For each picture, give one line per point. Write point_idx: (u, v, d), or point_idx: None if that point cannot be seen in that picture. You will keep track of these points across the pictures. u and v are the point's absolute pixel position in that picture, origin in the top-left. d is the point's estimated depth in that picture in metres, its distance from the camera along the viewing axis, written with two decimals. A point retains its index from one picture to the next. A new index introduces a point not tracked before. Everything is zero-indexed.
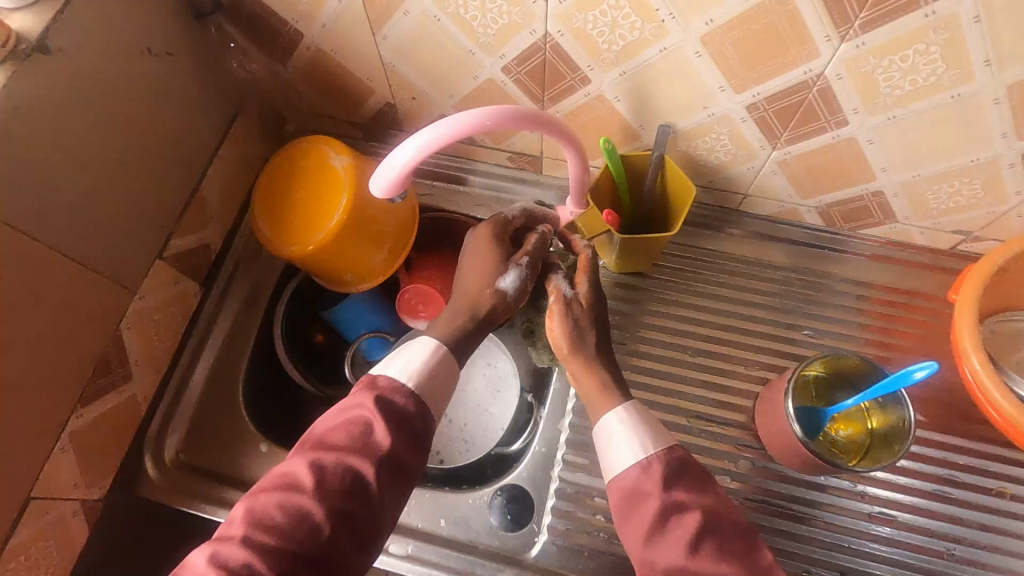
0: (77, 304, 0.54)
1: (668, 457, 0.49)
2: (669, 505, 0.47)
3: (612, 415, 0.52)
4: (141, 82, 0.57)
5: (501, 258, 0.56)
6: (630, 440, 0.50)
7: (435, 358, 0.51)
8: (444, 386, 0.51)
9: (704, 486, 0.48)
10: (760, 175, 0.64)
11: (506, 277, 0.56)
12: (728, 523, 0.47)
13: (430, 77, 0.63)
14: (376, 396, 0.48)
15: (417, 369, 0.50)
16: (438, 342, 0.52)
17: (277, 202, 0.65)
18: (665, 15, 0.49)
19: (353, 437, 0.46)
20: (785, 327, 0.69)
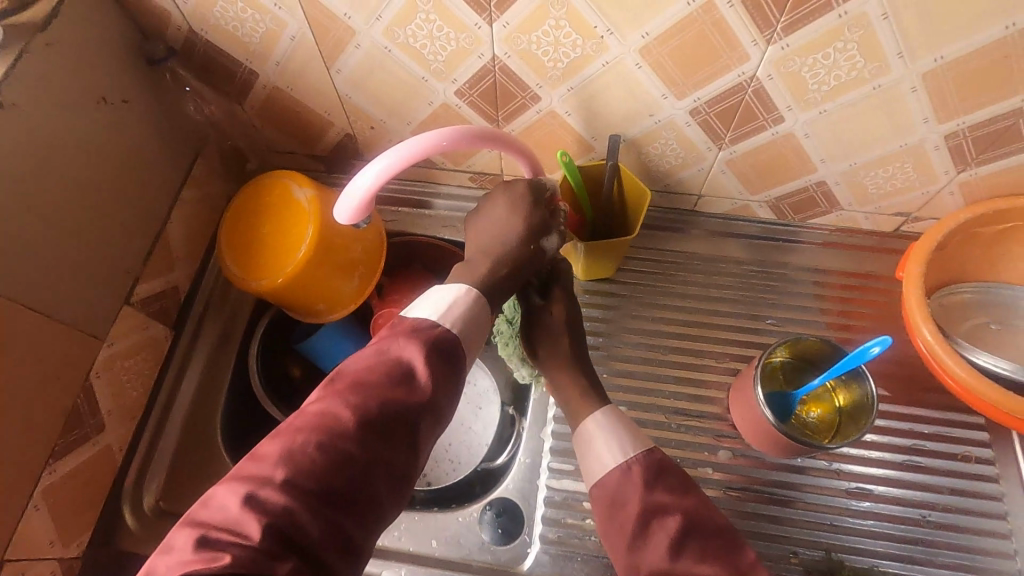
0: (43, 357, 0.53)
1: (647, 461, 0.52)
2: (651, 508, 0.49)
3: (590, 421, 0.56)
4: (97, 131, 0.57)
5: (548, 220, 0.57)
6: (608, 446, 0.53)
7: (474, 307, 0.49)
8: (480, 330, 0.49)
9: (685, 489, 0.51)
10: (710, 175, 0.67)
11: (548, 240, 0.57)
12: (710, 523, 0.49)
13: (387, 105, 0.65)
14: (421, 337, 0.45)
15: (458, 312, 0.48)
16: (474, 289, 0.50)
17: (242, 239, 0.65)
18: (603, 31, 0.52)
19: (394, 377, 0.43)
20: (750, 318, 0.71)
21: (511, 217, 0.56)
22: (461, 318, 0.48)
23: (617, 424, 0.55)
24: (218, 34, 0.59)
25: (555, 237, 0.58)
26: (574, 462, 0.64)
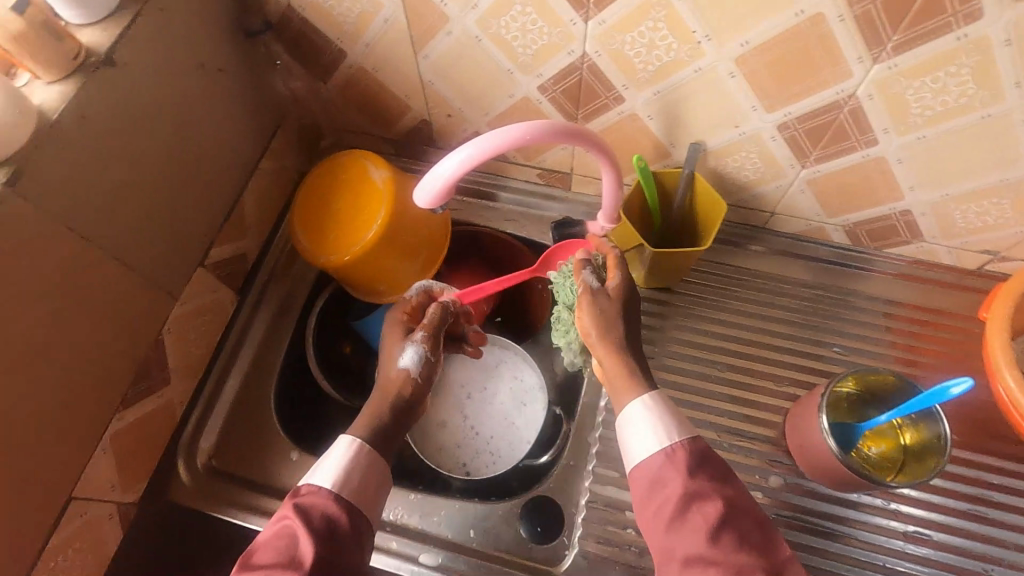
0: (125, 308, 0.55)
1: (692, 447, 0.49)
2: (692, 493, 0.46)
3: (636, 403, 0.51)
4: (195, 96, 0.59)
5: (401, 340, 0.59)
6: (654, 428, 0.50)
7: (355, 457, 0.51)
8: (370, 481, 0.51)
9: (727, 479, 0.48)
10: (787, 194, 0.65)
11: (406, 354, 0.58)
12: (749, 515, 0.46)
13: (467, 95, 0.65)
14: (297, 505, 0.47)
15: (339, 472, 0.49)
16: (357, 438, 0.52)
17: (316, 213, 0.66)
18: (701, 37, 0.51)
19: (277, 553, 0.44)
20: (813, 344, 0.69)
21: (393, 334, 0.61)
22: (342, 480, 0.49)
23: (666, 407, 0.51)
24: (315, 11, 0.61)
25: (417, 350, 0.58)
26: (619, 469, 0.64)
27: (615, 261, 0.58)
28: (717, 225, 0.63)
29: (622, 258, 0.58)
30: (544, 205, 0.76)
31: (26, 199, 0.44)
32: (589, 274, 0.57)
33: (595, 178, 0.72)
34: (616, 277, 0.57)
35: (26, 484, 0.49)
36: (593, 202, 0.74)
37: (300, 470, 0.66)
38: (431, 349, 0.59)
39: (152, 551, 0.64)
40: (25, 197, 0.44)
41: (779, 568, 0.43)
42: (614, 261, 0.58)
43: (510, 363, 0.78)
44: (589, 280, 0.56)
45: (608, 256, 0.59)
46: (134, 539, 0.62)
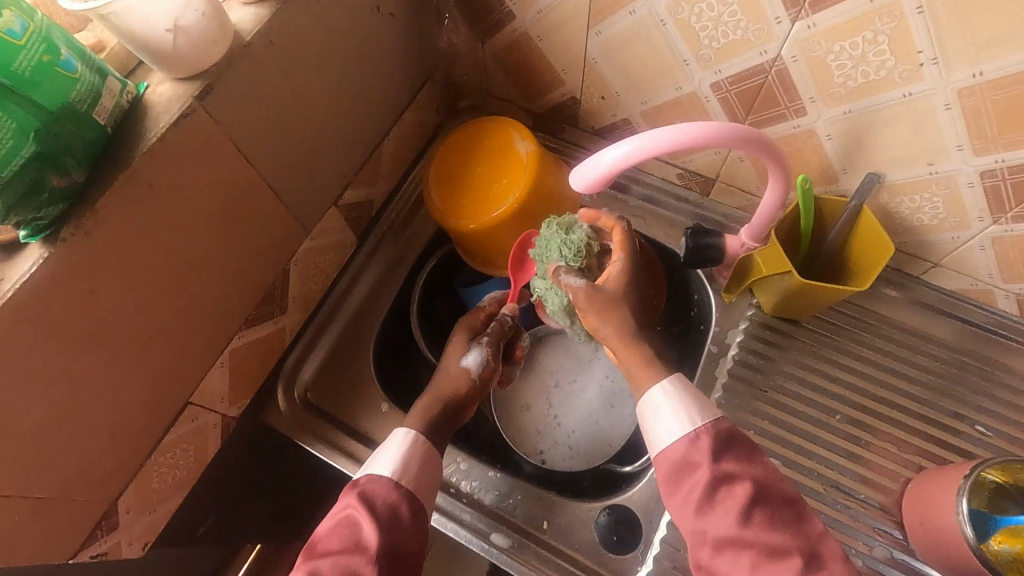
0: (267, 233, 0.56)
1: (716, 428, 0.47)
2: (721, 475, 0.45)
3: (657, 388, 0.50)
4: (366, 36, 0.58)
5: (468, 340, 0.62)
6: (676, 412, 0.49)
7: (411, 449, 0.53)
8: (428, 471, 0.53)
9: (754, 457, 0.47)
10: (962, 247, 0.58)
11: (470, 354, 0.60)
12: (779, 492, 0.45)
13: (629, 79, 0.61)
14: (359, 493, 0.49)
15: (399, 462, 0.52)
16: (410, 430, 0.54)
17: (453, 174, 0.67)
18: (926, 58, 0.45)
19: (344, 540, 0.46)
20: (950, 415, 0.62)
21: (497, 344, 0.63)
22: (401, 472, 0.51)
23: (682, 388, 0.50)
24: None
25: (474, 353, 0.60)
26: None
27: (621, 239, 0.55)
28: (881, 265, 0.57)
29: (627, 234, 0.56)
30: (674, 207, 0.72)
31: (211, 114, 0.45)
32: (570, 276, 0.54)
33: (739, 190, 0.67)
34: (618, 259, 0.54)
35: (156, 382, 0.52)
36: (729, 214, 0.70)
37: (388, 422, 0.67)
38: (494, 353, 0.61)
39: (241, 463, 0.68)
40: (210, 113, 0.45)
41: (812, 544, 0.43)
42: (618, 241, 0.55)
43: (605, 360, 0.75)
44: (574, 283, 0.53)
45: (614, 231, 0.56)
46: (228, 451, 0.65)
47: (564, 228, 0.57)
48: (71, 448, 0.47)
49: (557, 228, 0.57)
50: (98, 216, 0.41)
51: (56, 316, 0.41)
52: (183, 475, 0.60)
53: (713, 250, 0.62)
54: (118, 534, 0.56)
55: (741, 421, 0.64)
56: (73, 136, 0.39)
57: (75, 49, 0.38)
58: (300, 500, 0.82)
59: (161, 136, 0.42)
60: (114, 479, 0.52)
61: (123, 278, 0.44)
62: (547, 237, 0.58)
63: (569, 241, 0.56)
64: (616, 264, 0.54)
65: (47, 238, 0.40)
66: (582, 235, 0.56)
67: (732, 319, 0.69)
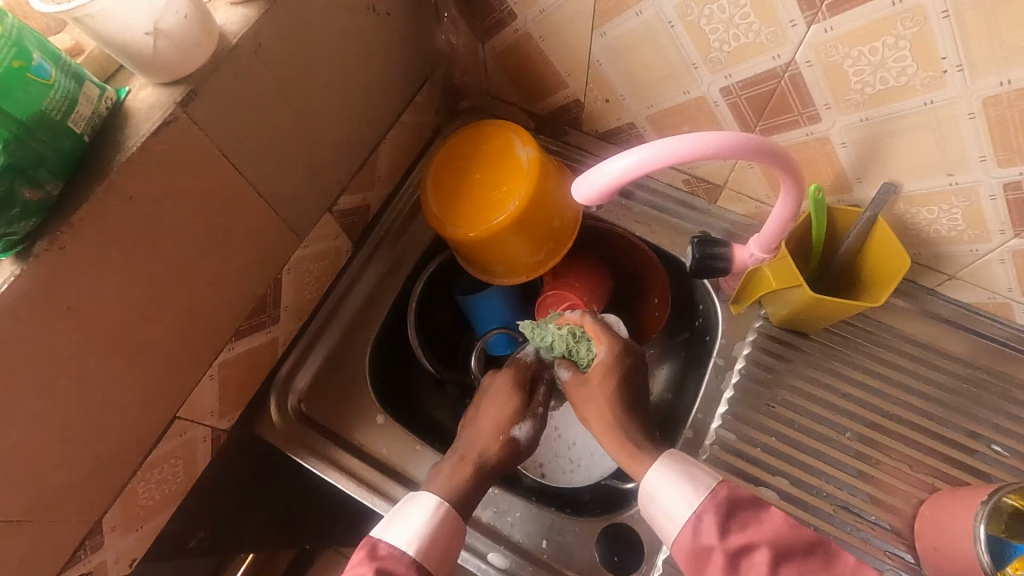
0: (257, 242, 0.54)
1: (714, 501, 0.47)
2: (734, 550, 0.45)
3: (651, 474, 0.51)
4: (360, 37, 0.56)
5: (523, 407, 0.59)
6: (677, 493, 0.49)
7: (438, 521, 0.51)
8: (451, 550, 0.51)
9: (761, 514, 0.47)
10: (980, 260, 0.55)
11: (523, 425, 0.59)
12: (797, 541, 0.44)
13: (635, 83, 0.59)
14: (377, 569, 0.47)
15: (422, 537, 0.50)
16: (441, 501, 0.52)
17: (451, 181, 0.65)
18: (950, 65, 0.43)
19: None
20: (964, 433, 0.59)
21: None
22: (424, 549, 0.49)
23: (673, 466, 0.50)
24: None
25: (527, 423, 0.59)
26: None
27: (596, 330, 0.60)
28: (895, 282, 0.55)
29: (597, 322, 0.60)
30: (681, 214, 0.70)
31: (195, 121, 0.43)
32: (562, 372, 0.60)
33: (748, 197, 0.65)
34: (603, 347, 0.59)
35: (142, 398, 0.50)
36: (737, 222, 0.67)
37: (385, 434, 0.65)
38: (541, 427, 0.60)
39: (233, 475, 0.66)
40: (194, 120, 0.43)
41: None
42: (597, 332, 0.60)
43: None
44: (564, 377, 0.60)
45: (588, 324, 0.60)
46: (220, 464, 0.63)
47: (574, 336, 0.60)
48: (50, 468, 0.45)
49: (563, 335, 0.60)
50: (74, 230, 0.39)
51: (29, 334, 0.39)
52: (172, 490, 0.58)
53: (719, 262, 0.59)
54: (103, 552, 0.54)
55: (747, 438, 0.62)
56: (46, 146, 0.37)
57: (48, 53, 0.36)
58: (294, 509, 0.80)
59: (142, 146, 0.40)
60: (98, 498, 0.50)
61: (102, 293, 0.43)
62: (553, 336, 0.60)
63: (566, 347, 0.60)
64: (601, 353, 0.58)
65: (20, 254, 0.38)
66: (583, 345, 0.60)
67: (739, 331, 0.67)
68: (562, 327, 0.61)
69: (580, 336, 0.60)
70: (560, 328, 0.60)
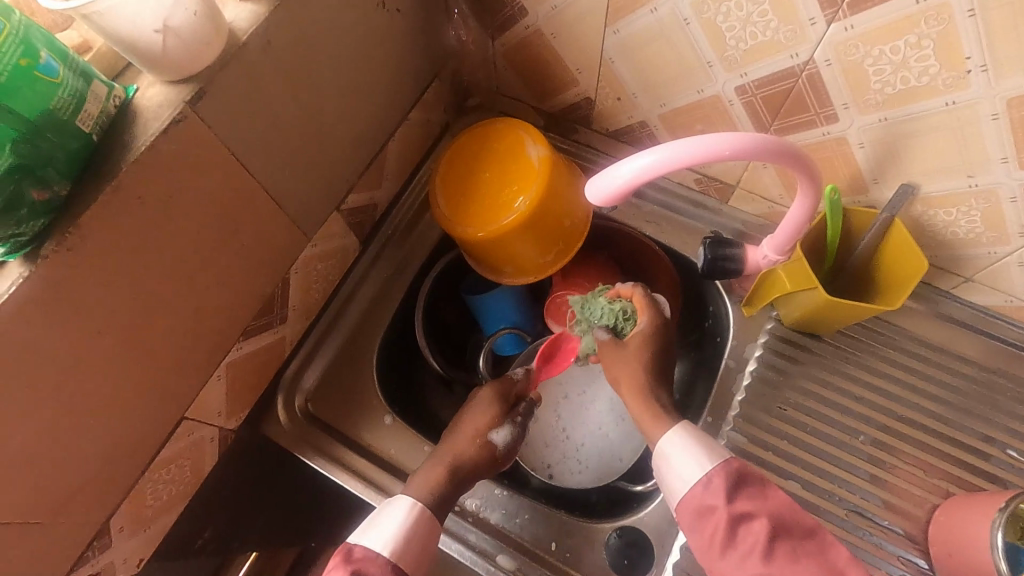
0: (266, 242, 0.53)
1: (726, 468, 0.47)
2: (736, 516, 0.44)
3: (670, 435, 0.51)
4: (369, 33, 0.55)
5: (501, 412, 0.59)
6: (691, 458, 0.49)
7: (413, 522, 0.51)
8: (426, 553, 0.50)
9: (768, 490, 0.46)
10: (998, 262, 0.55)
11: (500, 430, 0.58)
12: (798, 523, 0.43)
13: (648, 81, 0.58)
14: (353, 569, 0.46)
15: (399, 538, 0.50)
16: (415, 501, 0.52)
17: (461, 179, 0.64)
18: (974, 65, 0.42)
19: None
20: (978, 438, 0.58)
21: None
22: (399, 551, 0.49)
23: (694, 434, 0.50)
24: None
25: (506, 429, 0.59)
26: None
27: (641, 302, 0.59)
28: (913, 284, 0.54)
29: (647, 296, 0.59)
30: (692, 214, 0.69)
31: (204, 120, 0.42)
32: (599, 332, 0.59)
33: (761, 197, 0.64)
34: (644, 319, 0.58)
35: (148, 398, 0.49)
36: (750, 222, 0.66)
37: (393, 435, 0.65)
38: (520, 434, 0.60)
39: (240, 474, 0.66)
40: (202, 118, 0.42)
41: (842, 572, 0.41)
42: (640, 302, 0.59)
43: None
44: (600, 337, 0.58)
45: (635, 295, 0.60)
46: (227, 463, 0.63)
47: (622, 313, 0.59)
48: (57, 470, 0.45)
49: (615, 308, 0.60)
50: (82, 230, 0.38)
51: (37, 336, 0.39)
52: (179, 490, 0.58)
53: (732, 263, 0.59)
54: (110, 552, 0.54)
55: (758, 440, 0.61)
56: (54, 146, 0.36)
57: (56, 51, 0.36)
58: (301, 509, 0.80)
59: (150, 145, 0.40)
60: (104, 498, 0.50)
61: (111, 293, 0.42)
62: (602, 309, 0.60)
63: (614, 318, 0.59)
64: (641, 323, 0.58)
65: (28, 255, 0.37)
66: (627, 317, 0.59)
67: (751, 333, 0.66)
68: (614, 302, 0.60)
69: (629, 314, 0.59)
70: (610, 303, 0.60)
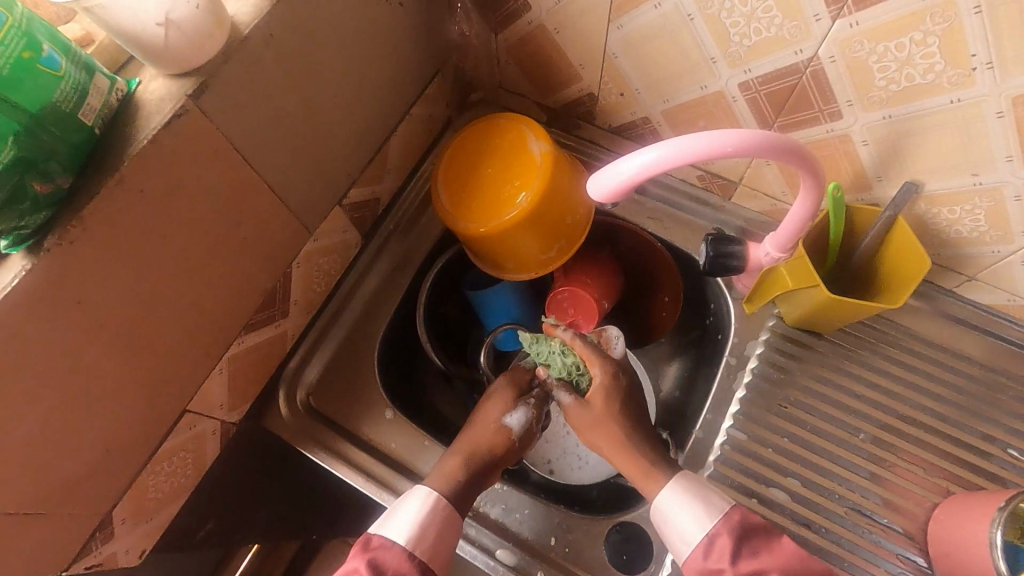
0: (268, 235, 0.53)
1: (728, 523, 0.49)
2: (746, 575, 0.46)
3: (665, 491, 0.52)
4: (372, 27, 0.55)
5: (514, 396, 0.60)
6: (692, 515, 0.50)
7: (431, 513, 0.51)
8: (445, 542, 0.51)
9: (772, 543, 0.48)
10: (1001, 261, 0.54)
11: (514, 414, 0.59)
12: (809, 570, 0.46)
13: (651, 76, 0.58)
14: (369, 559, 0.48)
15: (415, 529, 0.50)
16: (433, 493, 0.52)
17: (463, 174, 0.64)
18: (979, 63, 0.42)
19: None
20: (979, 437, 0.58)
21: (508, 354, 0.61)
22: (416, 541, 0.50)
23: (692, 488, 0.51)
24: None
25: (520, 412, 0.59)
26: None
27: (590, 350, 0.59)
28: (915, 283, 0.54)
29: (586, 347, 0.59)
30: (695, 211, 0.69)
31: (206, 114, 0.42)
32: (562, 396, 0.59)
33: (763, 194, 0.63)
34: (598, 371, 0.58)
35: (151, 391, 0.50)
36: (752, 220, 0.66)
37: (393, 430, 0.65)
38: (536, 416, 0.60)
39: (242, 467, 0.66)
40: (204, 112, 0.42)
41: None
42: (588, 352, 0.59)
43: None
44: (564, 401, 0.59)
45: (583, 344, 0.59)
46: (229, 456, 0.63)
47: (578, 365, 0.59)
48: (61, 462, 0.45)
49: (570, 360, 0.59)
50: (85, 224, 0.38)
51: (40, 329, 0.39)
52: (182, 482, 0.59)
53: (734, 260, 0.58)
54: (113, 543, 0.55)
55: (758, 438, 0.61)
56: (57, 139, 0.36)
57: (59, 44, 0.36)
58: (302, 501, 0.81)
59: (152, 139, 0.40)
60: (108, 489, 0.50)
61: (113, 286, 0.42)
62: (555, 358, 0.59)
63: (572, 371, 0.59)
64: (597, 373, 0.58)
65: (31, 248, 0.37)
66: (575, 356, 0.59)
67: (752, 330, 0.66)
68: (563, 352, 0.59)
69: (584, 365, 0.59)
70: (559, 348, 0.59)
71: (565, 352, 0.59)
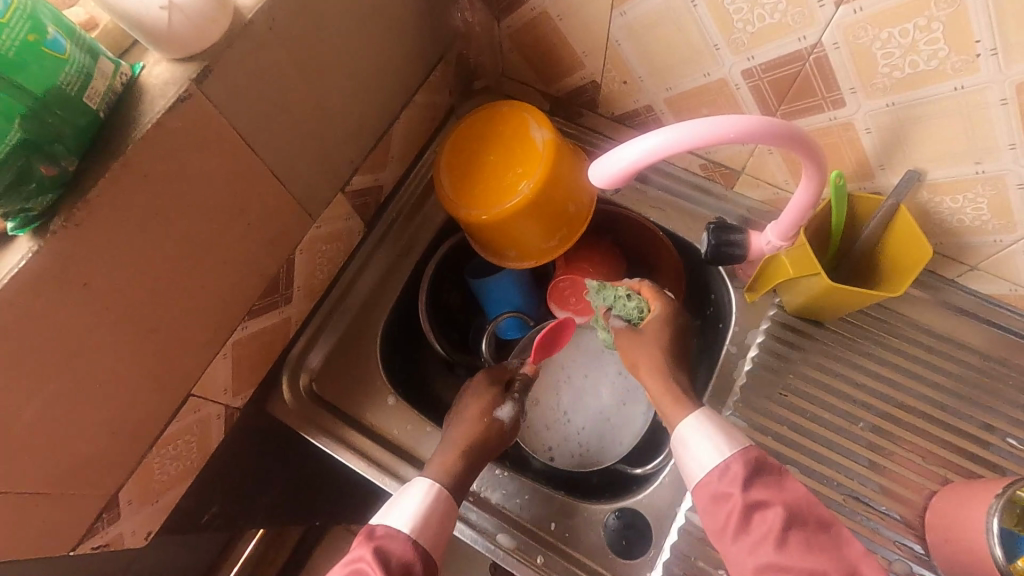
0: (271, 222, 0.54)
1: (745, 457, 0.48)
2: (753, 502, 0.46)
3: (693, 418, 0.52)
4: (375, 12, 0.55)
5: (501, 392, 0.62)
6: (710, 445, 0.50)
7: (433, 503, 0.52)
8: (445, 530, 0.52)
9: (784, 480, 0.47)
10: (1004, 251, 0.54)
11: (504, 407, 0.60)
12: (811, 513, 0.45)
13: (655, 63, 0.58)
14: (375, 546, 0.48)
15: (418, 516, 0.51)
16: (434, 483, 0.53)
17: (465, 162, 0.64)
18: (984, 49, 0.42)
19: None
20: (977, 426, 0.59)
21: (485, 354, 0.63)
22: (421, 531, 0.50)
23: (717, 421, 0.51)
24: None
25: (508, 406, 0.61)
26: None
27: (651, 292, 0.62)
28: (918, 270, 0.54)
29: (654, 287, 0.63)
30: (697, 199, 0.69)
31: (209, 98, 0.42)
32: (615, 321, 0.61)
33: (766, 183, 0.63)
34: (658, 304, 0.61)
35: (156, 374, 0.50)
36: (754, 208, 0.66)
37: (394, 415, 0.65)
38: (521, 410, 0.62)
39: (246, 451, 0.67)
40: (208, 97, 0.42)
41: (848, 568, 0.43)
42: (649, 292, 0.62)
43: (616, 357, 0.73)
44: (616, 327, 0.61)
45: (643, 287, 0.63)
46: (233, 440, 0.64)
47: (642, 310, 0.60)
48: (67, 443, 0.46)
49: (634, 305, 0.60)
50: (90, 207, 0.39)
51: (46, 311, 0.39)
52: (188, 465, 0.59)
53: (736, 249, 0.58)
54: (119, 525, 0.56)
55: (758, 426, 0.61)
56: (63, 122, 0.36)
57: (63, 27, 0.36)
58: (305, 486, 0.82)
59: (157, 122, 0.40)
60: (113, 471, 0.51)
61: (117, 269, 0.43)
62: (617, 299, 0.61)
63: (635, 315, 0.60)
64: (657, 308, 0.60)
65: (37, 230, 0.38)
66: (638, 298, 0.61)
67: (752, 319, 0.67)
68: (630, 296, 0.61)
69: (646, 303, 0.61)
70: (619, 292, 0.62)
71: (633, 297, 0.62)
